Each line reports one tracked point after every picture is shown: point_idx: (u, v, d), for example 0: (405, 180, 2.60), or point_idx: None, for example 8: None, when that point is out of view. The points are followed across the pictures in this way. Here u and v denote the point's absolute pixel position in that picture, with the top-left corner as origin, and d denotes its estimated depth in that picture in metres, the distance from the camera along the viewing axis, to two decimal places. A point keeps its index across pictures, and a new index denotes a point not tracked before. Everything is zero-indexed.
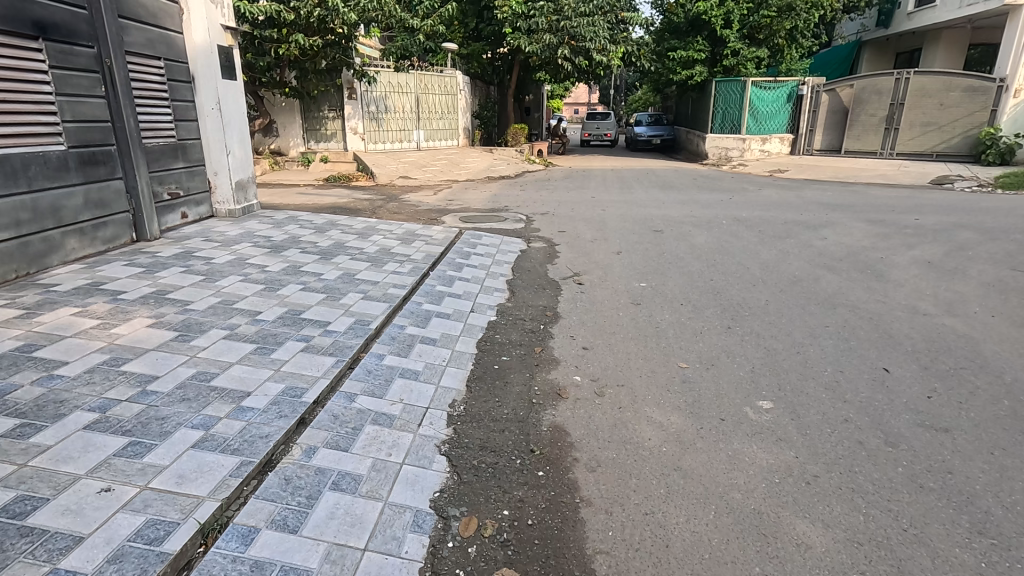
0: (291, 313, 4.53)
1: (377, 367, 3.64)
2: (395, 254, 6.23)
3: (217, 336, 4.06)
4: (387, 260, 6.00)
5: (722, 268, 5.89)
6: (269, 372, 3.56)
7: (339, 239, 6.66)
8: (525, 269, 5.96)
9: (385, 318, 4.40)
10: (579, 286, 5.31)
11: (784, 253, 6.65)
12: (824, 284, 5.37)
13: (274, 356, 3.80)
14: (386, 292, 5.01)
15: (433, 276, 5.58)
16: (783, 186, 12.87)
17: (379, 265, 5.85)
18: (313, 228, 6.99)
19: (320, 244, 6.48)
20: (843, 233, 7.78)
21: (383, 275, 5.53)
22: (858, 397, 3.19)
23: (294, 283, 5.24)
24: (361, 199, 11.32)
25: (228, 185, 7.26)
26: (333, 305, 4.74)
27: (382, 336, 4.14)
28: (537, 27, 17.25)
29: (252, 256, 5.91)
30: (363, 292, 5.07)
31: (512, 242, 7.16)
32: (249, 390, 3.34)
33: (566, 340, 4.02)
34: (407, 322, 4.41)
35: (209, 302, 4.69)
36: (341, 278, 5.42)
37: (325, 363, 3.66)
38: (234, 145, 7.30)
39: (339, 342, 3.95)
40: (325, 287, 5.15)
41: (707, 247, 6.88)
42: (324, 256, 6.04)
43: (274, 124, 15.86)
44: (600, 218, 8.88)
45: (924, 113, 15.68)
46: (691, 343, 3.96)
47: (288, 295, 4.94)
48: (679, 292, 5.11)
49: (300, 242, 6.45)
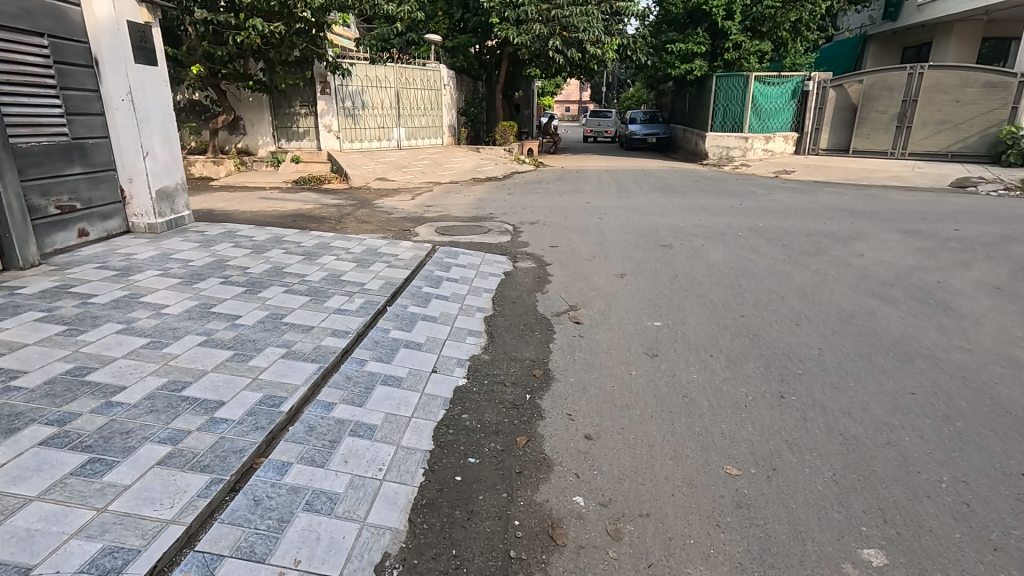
0: (168, 389, 3.25)
1: (270, 496, 2.40)
2: (347, 282, 4.99)
3: (31, 441, 2.71)
4: (332, 293, 4.77)
5: (748, 299, 4.77)
6: (84, 516, 2.24)
7: (279, 261, 5.44)
8: (507, 301, 4.73)
9: (303, 396, 3.16)
10: (576, 328, 4.15)
11: (819, 275, 5.54)
12: (883, 322, 4.26)
13: (106, 478, 2.48)
14: (316, 347, 3.77)
15: (388, 315, 4.33)
16: (795, 190, 11.81)
17: (321, 298, 4.64)
18: (250, 247, 5.77)
19: (251, 269, 5.24)
20: (880, 247, 6.70)
21: (323, 316, 4.30)
22: (1010, 540, 2.08)
23: (193, 333, 3.97)
24: (329, 205, 10.12)
25: (147, 194, 6.08)
26: (236, 370, 3.47)
27: (297, 426, 2.92)
28: (526, 16, 16.11)
29: (154, 289, 4.69)
30: (287, 345, 3.82)
31: (497, 262, 5.91)
32: (33, 561, 2.02)
33: (562, 424, 2.84)
34: (335, 399, 3.18)
35: (52, 373, 3.34)
36: (260, 322, 4.18)
37: (187, 491, 2.40)
38: (153, 144, 6.11)
39: (228, 443, 2.73)
40: (235, 339, 3.90)
41: (725, 267, 5.77)
42: (251, 287, 4.82)
43: (241, 121, 14.63)
44: (596, 229, 7.77)
45: (939, 111, 14.70)
46: (738, 428, 2.81)
47: (178, 355, 3.67)
48: (703, 336, 3.97)
49: (228, 266, 5.25)
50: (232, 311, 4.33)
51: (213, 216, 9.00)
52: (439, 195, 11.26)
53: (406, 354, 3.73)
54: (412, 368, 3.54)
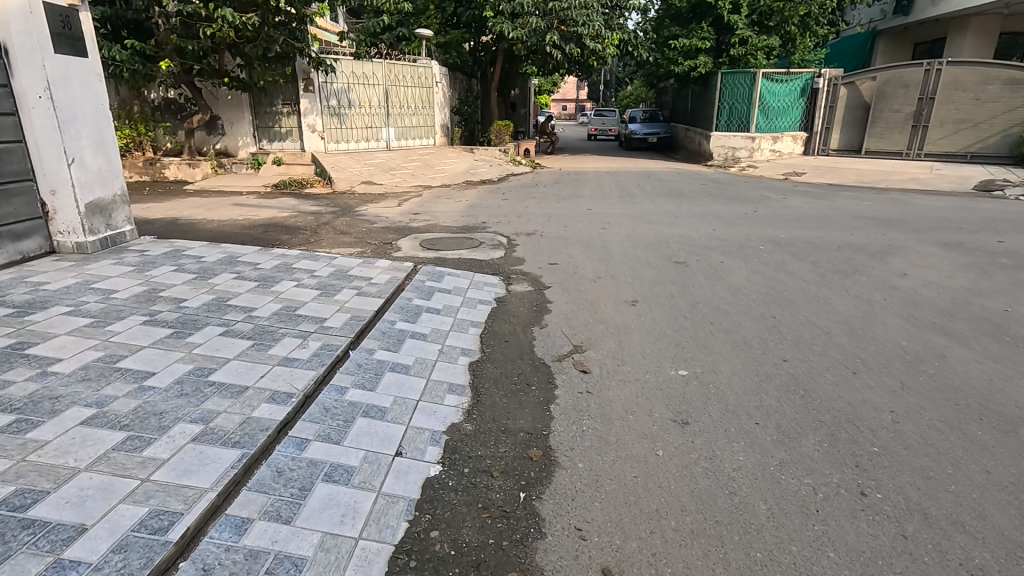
0: (7, 506, 2.14)
1: None
2: (304, 317, 4.09)
3: None
4: (280, 334, 3.80)
5: (788, 337, 3.98)
6: None
7: (227, 289, 4.49)
8: (498, 343, 3.88)
9: (211, 506, 2.18)
10: (583, 379, 3.34)
11: (862, 301, 4.75)
12: (958, 369, 3.48)
13: None
14: (244, 422, 2.71)
15: (347, 366, 3.42)
16: (810, 195, 11.03)
17: (265, 344, 3.66)
18: (195, 270, 4.81)
19: (190, 299, 4.28)
20: (923, 264, 5.92)
21: (263, 371, 3.29)
22: None
23: (80, 406, 2.85)
24: (307, 213, 9.30)
25: (74, 208, 5.25)
26: (121, 470, 2.37)
27: (189, 565, 1.94)
28: (521, 10, 15.30)
29: (56, 329, 3.72)
30: (205, 419, 2.79)
31: (487, 287, 5.06)
32: None
33: (569, 553, 2.03)
34: (258, 510, 2.20)
35: None
36: (176, 386, 3.10)
37: None
38: (82, 149, 5.28)
39: None
40: (135, 413, 2.82)
41: (753, 292, 4.97)
42: (181, 327, 3.81)
43: (220, 120, 13.78)
44: (599, 241, 6.97)
45: (958, 109, 13.97)
46: (819, 555, 2.02)
47: (45, 443, 2.54)
48: (743, 393, 3.17)
49: (160, 297, 4.28)
50: (145, 366, 3.29)
51: (177, 226, 8.18)
52: (428, 201, 10.46)
53: (363, 429, 2.76)
54: (368, 451, 2.58)
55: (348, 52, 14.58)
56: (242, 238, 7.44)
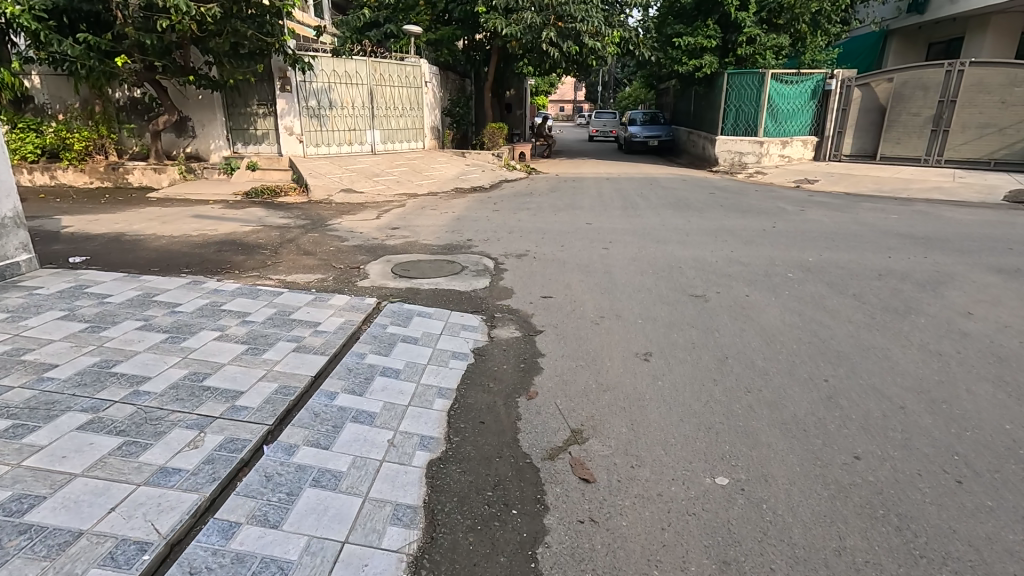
0: None
1: None
2: (214, 389, 2.99)
3: None
4: (170, 422, 2.67)
5: (853, 417, 3.03)
6: None
7: (124, 342, 3.35)
8: (471, 426, 2.90)
9: None
10: (587, 495, 2.39)
11: (931, 354, 3.82)
12: None
13: None
14: None
15: (251, 479, 2.37)
16: (829, 206, 10.11)
17: (142, 439, 2.54)
18: (91, 314, 3.65)
19: (67, 358, 3.13)
20: (985, 297, 5.00)
21: (121, 496, 2.18)
22: None
23: None
24: (273, 226, 8.32)
25: None
26: None
27: None
28: (516, 5, 14.38)
29: None
30: None
31: (464, 333, 4.10)
32: None
33: None
34: None
35: None
36: None
37: None
38: None
39: None
40: None
41: (792, 341, 4.03)
42: (34, 411, 2.65)
43: (190, 121, 12.80)
44: (601, 266, 6.02)
45: (982, 112, 13.11)
46: None
47: None
48: (811, 524, 2.23)
49: (26, 357, 3.09)
50: None
51: (120, 243, 7.19)
52: (412, 212, 9.51)
53: None
54: None
55: (329, 48, 13.59)
56: (190, 258, 6.47)
